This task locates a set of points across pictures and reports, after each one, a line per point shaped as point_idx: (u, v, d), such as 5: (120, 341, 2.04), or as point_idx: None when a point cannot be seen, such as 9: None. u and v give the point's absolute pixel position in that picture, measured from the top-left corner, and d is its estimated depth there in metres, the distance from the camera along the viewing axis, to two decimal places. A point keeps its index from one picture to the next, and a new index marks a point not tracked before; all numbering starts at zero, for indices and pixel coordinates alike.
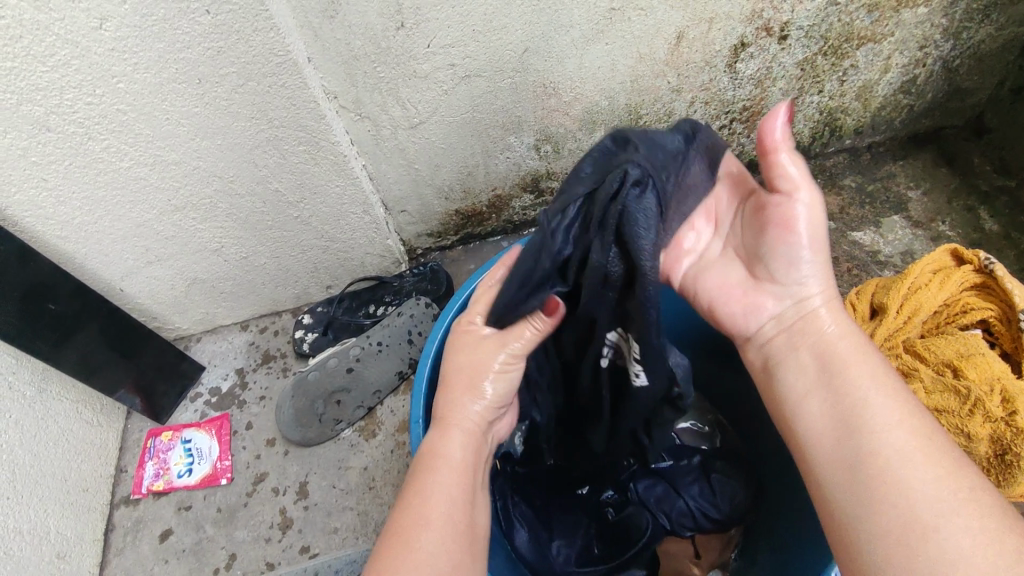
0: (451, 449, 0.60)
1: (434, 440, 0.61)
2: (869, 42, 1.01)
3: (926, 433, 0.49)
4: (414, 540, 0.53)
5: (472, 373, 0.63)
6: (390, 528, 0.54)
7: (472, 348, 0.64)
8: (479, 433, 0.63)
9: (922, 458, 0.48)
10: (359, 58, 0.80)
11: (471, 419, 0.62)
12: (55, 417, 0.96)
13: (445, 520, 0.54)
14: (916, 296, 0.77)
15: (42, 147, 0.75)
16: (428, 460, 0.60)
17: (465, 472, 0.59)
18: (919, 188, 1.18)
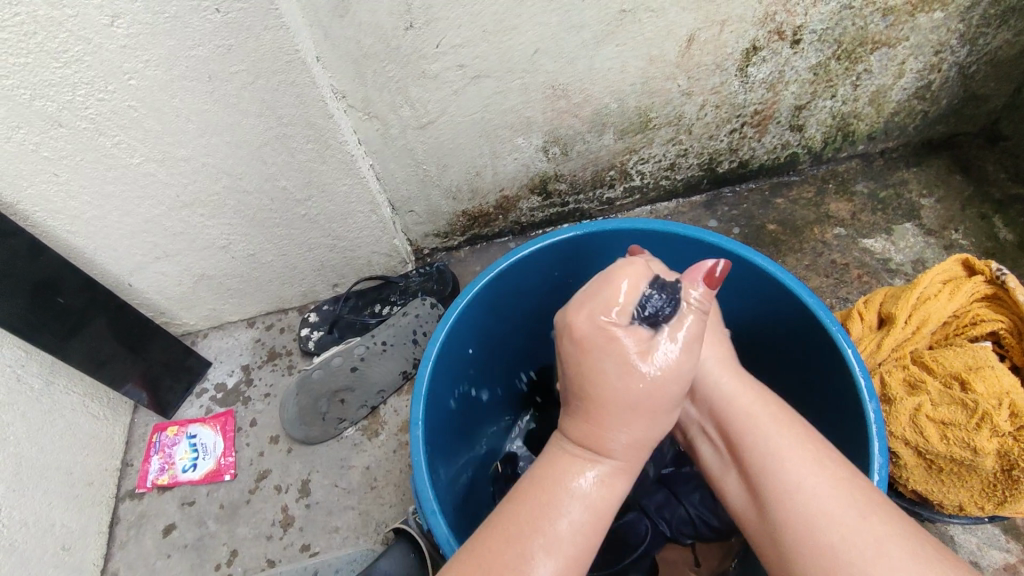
0: (578, 481, 0.51)
1: (561, 465, 0.53)
2: (884, 46, 1.00)
3: (882, 513, 0.48)
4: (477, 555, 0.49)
5: (620, 395, 0.51)
6: (427, 539, 0.52)
7: (614, 354, 0.51)
8: (627, 470, 0.53)
9: (860, 508, 0.49)
10: (368, 57, 0.80)
11: (627, 450, 0.52)
12: (62, 410, 0.97)
13: (490, 529, 0.50)
14: (924, 306, 0.75)
15: (53, 142, 0.75)
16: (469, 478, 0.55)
17: (530, 491, 0.53)
18: (932, 195, 1.16)
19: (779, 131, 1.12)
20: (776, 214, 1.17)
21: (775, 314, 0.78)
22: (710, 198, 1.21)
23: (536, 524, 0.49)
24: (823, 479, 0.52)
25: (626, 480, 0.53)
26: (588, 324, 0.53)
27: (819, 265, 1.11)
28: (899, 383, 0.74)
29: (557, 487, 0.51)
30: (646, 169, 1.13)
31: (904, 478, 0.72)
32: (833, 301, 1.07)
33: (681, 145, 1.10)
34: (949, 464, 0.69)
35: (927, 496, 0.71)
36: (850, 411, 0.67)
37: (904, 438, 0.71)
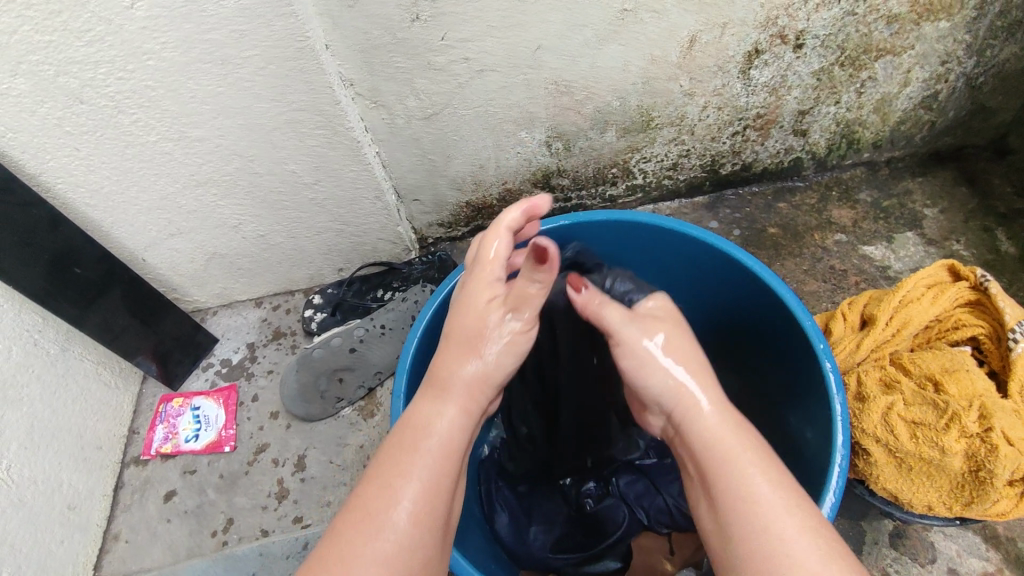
0: (439, 422, 0.58)
1: (421, 408, 0.60)
2: (888, 54, 1.01)
3: (812, 527, 0.48)
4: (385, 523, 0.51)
5: (463, 329, 0.62)
6: (352, 508, 0.53)
7: (472, 296, 0.63)
8: (465, 405, 0.60)
9: (810, 536, 0.47)
10: (376, 48, 0.83)
11: (467, 383, 0.60)
12: (74, 375, 1.01)
13: (420, 506, 0.52)
14: (905, 309, 0.80)
15: (75, 118, 0.80)
16: (407, 432, 0.57)
17: (446, 459, 0.56)
18: (936, 206, 1.16)
19: (782, 136, 1.13)
20: (778, 218, 1.18)
21: (755, 309, 0.81)
22: (712, 200, 1.22)
23: (413, 443, 0.56)
24: (765, 488, 0.50)
25: (468, 424, 0.59)
26: (477, 295, 0.63)
27: (818, 269, 1.11)
28: (875, 382, 0.77)
29: (431, 437, 0.56)
30: (649, 168, 1.15)
31: (874, 476, 0.73)
32: (829, 306, 1.07)
33: (683, 145, 1.11)
34: (919, 463, 0.71)
35: (896, 496, 0.73)
36: (818, 405, 0.71)
37: (875, 435, 0.74)
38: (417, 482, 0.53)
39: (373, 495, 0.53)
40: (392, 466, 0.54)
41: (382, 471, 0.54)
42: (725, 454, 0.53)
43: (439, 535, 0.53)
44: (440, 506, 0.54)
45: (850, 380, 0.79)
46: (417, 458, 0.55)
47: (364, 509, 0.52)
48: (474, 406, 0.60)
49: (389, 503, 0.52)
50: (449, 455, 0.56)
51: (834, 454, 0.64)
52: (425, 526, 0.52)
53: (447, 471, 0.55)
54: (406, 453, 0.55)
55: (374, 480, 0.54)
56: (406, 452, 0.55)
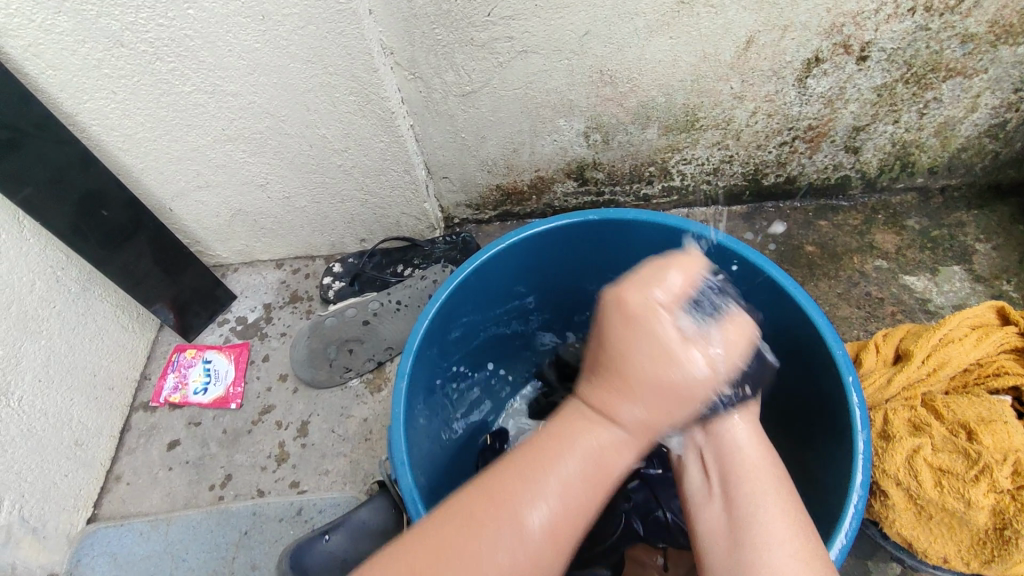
0: (599, 438, 0.49)
1: (580, 423, 0.50)
2: (958, 76, 0.95)
3: (803, 534, 0.48)
4: (518, 531, 0.44)
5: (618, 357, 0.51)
6: (482, 495, 0.46)
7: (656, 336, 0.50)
8: (637, 443, 0.50)
9: (797, 544, 0.47)
10: (419, 18, 0.81)
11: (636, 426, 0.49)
12: (94, 315, 1.02)
13: (561, 516, 0.46)
14: (945, 349, 0.75)
15: (113, 60, 0.79)
16: (551, 439, 0.49)
17: (601, 483, 0.48)
18: (990, 242, 1.09)
19: (832, 151, 1.08)
20: (817, 236, 1.13)
21: (782, 329, 0.77)
22: (750, 210, 1.18)
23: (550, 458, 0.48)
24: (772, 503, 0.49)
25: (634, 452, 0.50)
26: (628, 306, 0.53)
27: (852, 294, 1.06)
28: (902, 422, 0.73)
29: (585, 455, 0.48)
30: (687, 170, 1.11)
31: (890, 520, 0.70)
32: (861, 333, 1.02)
33: (726, 150, 1.07)
34: (940, 513, 0.67)
35: (911, 543, 0.69)
36: (838, 439, 0.67)
37: (896, 478, 0.70)
38: (553, 503, 0.46)
39: (511, 495, 0.46)
40: (537, 468, 0.47)
41: (516, 472, 0.47)
42: (748, 468, 0.52)
43: (566, 550, 0.47)
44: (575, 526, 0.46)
45: (875, 416, 0.75)
46: (560, 473, 0.47)
47: (487, 503, 0.46)
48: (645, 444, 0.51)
49: (527, 504, 0.45)
50: (598, 485, 0.48)
51: (851, 494, 0.60)
52: (557, 543, 0.46)
53: (593, 502, 0.48)
54: (546, 466, 0.47)
55: (492, 478, 0.48)
56: (544, 461, 0.48)
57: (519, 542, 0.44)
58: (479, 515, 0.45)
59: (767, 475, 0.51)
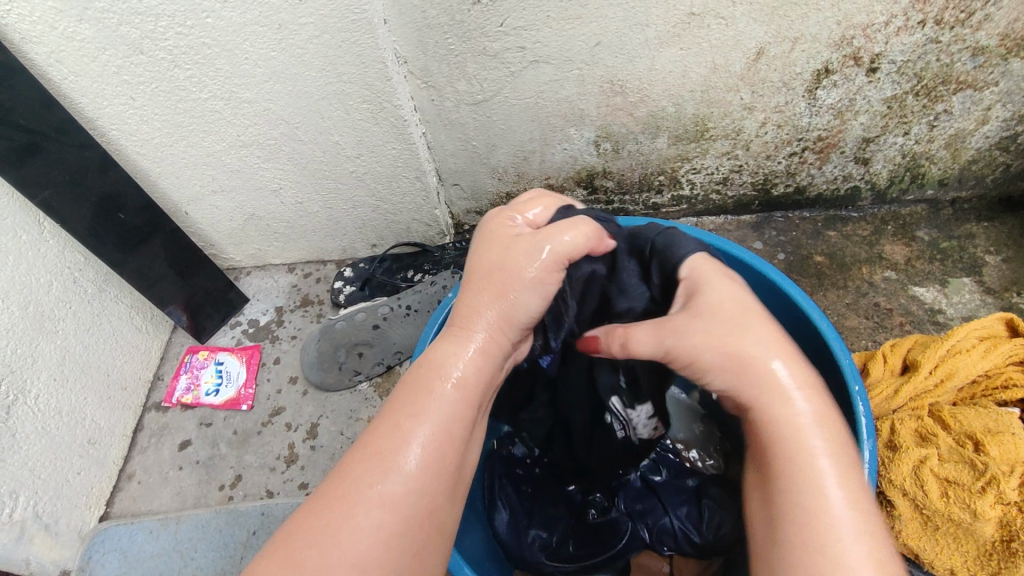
0: (456, 365, 0.53)
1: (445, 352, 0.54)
2: (968, 88, 0.95)
3: (878, 539, 0.43)
4: (360, 504, 0.46)
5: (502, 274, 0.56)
6: (367, 440, 0.49)
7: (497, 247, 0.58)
8: (473, 382, 0.53)
9: (870, 546, 0.43)
10: (433, 28, 0.82)
11: (488, 326, 0.55)
12: (109, 316, 1.04)
13: (434, 450, 0.49)
14: (953, 359, 0.76)
15: (134, 67, 0.81)
16: (422, 388, 0.52)
17: (464, 404, 0.52)
18: (1000, 254, 1.09)
19: (841, 162, 1.08)
20: (826, 247, 1.13)
21: (790, 338, 0.77)
22: (759, 220, 1.18)
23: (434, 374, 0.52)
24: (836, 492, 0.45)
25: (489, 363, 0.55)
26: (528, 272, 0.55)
27: (861, 305, 1.05)
28: (909, 432, 0.73)
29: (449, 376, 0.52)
30: (697, 179, 1.12)
31: (897, 530, 0.70)
32: (869, 344, 1.02)
33: (736, 160, 1.08)
34: (947, 524, 0.67)
35: (917, 554, 0.69)
36: None
37: (902, 488, 0.70)
38: (426, 430, 0.49)
39: (371, 458, 0.48)
40: (406, 411, 0.50)
41: (352, 468, 0.48)
42: (810, 459, 0.47)
43: (448, 482, 0.49)
44: (458, 453, 0.50)
45: (882, 427, 0.75)
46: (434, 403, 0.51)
47: (374, 447, 0.48)
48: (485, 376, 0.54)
49: (400, 448, 0.48)
50: (465, 403, 0.52)
51: None
52: (436, 474, 0.48)
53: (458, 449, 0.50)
54: (415, 411, 0.50)
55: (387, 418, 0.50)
56: (387, 450, 0.48)
57: (357, 514, 0.45)
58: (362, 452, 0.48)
59: (834, 469, 0.46)
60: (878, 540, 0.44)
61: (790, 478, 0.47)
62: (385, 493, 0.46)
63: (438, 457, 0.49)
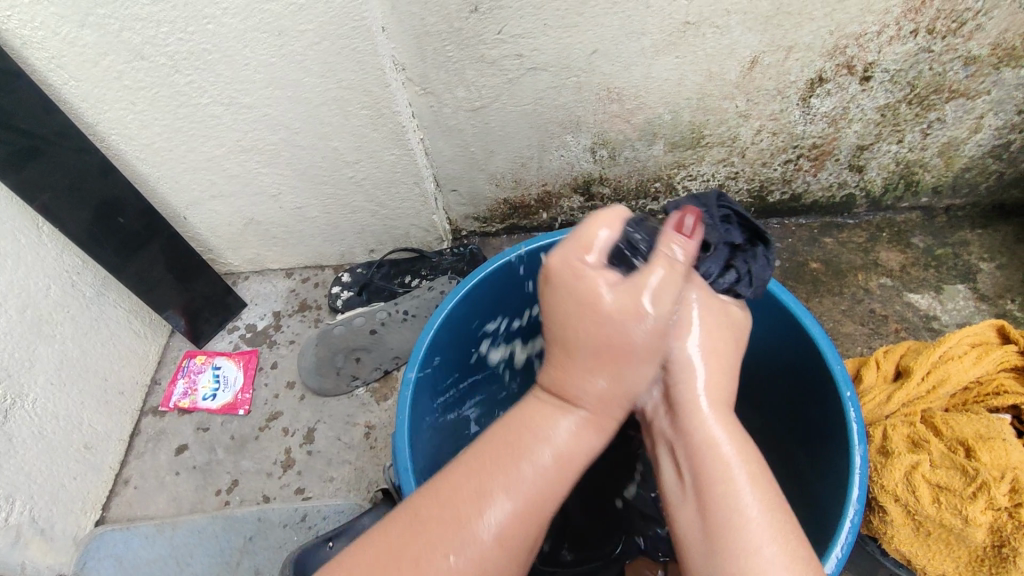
0: (556, 428, 0.52)
1: (536, 412, 0.53)
2: (960, 97, 0.96)
3: (786, 532, 0.48)
4: (432, 561, 0.45)
5: (589, 334, 0.52)
6: (439, 491, 0.49)
7: (582, 295, 0.53)
8: (596, 424, 0.53)
9: (780, 544, 0.47)
10: (431, 35, 0.83)
11: (593, 400, 0.53)
12: (107, 320, 1.05)
13: (512, 521, 0.47)
14: (945, 366, 0.76)
15: (134, 73, 0.82)
16: (527, 437, 0.51)
17: (560, 472, 0.51)
18: (994, 261, 1.09)
19: (836, 169, 1.09)
20: (821, 253, 1.14)
21: (782, 345, 0.78)
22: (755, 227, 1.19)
23: (518, 446, 0.51)
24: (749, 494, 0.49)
25: (597, 431, 0.54)
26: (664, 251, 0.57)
27: (856, 312, 1.06)
28: (901, 438, 0.73)
29: (545, 445, 0.51)
30: (693, 186, 1.12)
31: (888, 536, 0.70)
32: (864, 350, 1.02)
33: (732, 167, 1.08)
34: (938, 530, 0.68)
35: (909, 560, 0.70)
36: (837, 454, 0.68)
37: (894, 493, 0.70)
38: (519, 498, 0.48)
39: (444, 522, 0.46)
40: (491, 471, 0.49)
41: (427, 514, 0.47)
42: (722, 466, 0.52)
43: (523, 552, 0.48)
44: (535, 531, 0.49)
45: (874, 432, 0.76)
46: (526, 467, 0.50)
47: (453, 509, 0.47)
48: (605, 421, 0.54)
49: (479, 509, 0.47)
50: (560, 476, 0.51)
51: (847, 508, 0.61)
52: (507, 548, 0.47)
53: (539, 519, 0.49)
54: (512, 463, 0.49)
55: (462, 473, 0.49)
56: (478, 497, 0.47)
57: (445, 560, 0.45)
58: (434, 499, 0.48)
59: (744, 470, 0.51)
60: (785, 533, 0.48)
61: (709, 484, 0.51)
62: (462, 547, 0.45)
63: (519, 541, 0.48)
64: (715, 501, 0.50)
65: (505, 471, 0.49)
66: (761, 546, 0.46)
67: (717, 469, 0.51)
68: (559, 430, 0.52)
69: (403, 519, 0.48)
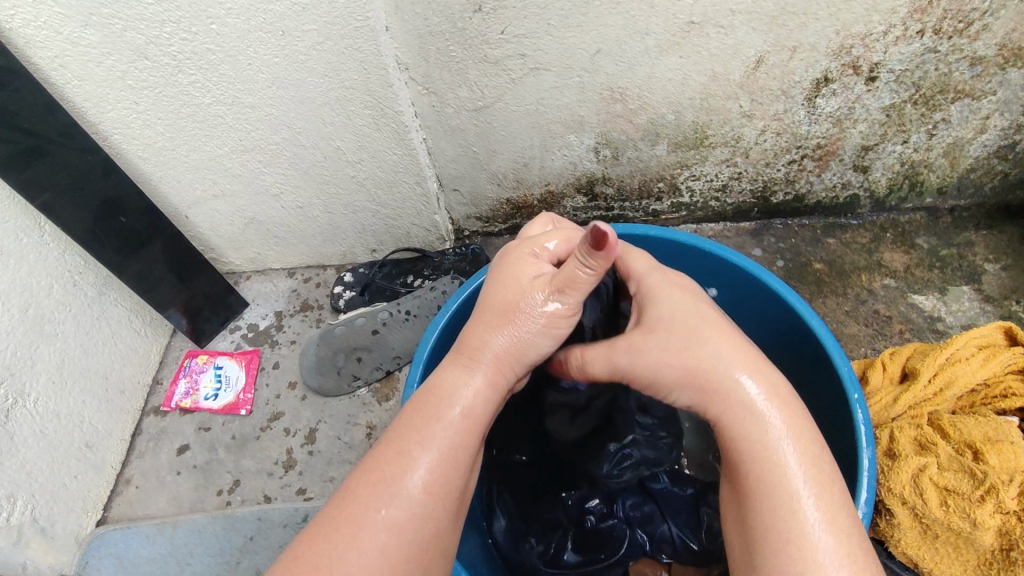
0: (465, 390, 0.54)
1: (447, 376, 0.56)
2: (966, 97, 0.95)
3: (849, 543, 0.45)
4: (364, 520, 0.46)
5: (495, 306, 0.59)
6: (368, 468, 0.49)
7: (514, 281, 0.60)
8: (495, 382, 0.56)
9: (847, 561, 0.44)
10: (434, 35, 0.83)
11: (498, 359, 0.57)
12: (108, 320, 1.04)
13: (437, 474, 0.49)
14: (951, 368, 0.76)
15: (137, 72, 0.82)
16: (438, 404, 0.53)
17: (468, 431, 0.53)
18: (998, 262, 1.09)
19: (841, 170, 1.08)
20: (825, 254, 1.13)
21: (788, 346, 0.78)
22: (758, 227, 1.19)
23: (437, 410, 0.52)
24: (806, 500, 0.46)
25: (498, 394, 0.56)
26: (572, 267, 0.55)
27: (860, 312, 1.06)
28: (909, 440, 0.73)
29: (458, 407, 0.53)
30: (696, 186, 1.12)
31: (896, 539, 0.71)
32: (868, 351, 1.02)
33: (735, 167, 1.08)
34: (946, 533, 0.68)
35: (917, 563, 0.71)
36: (845, 457, 0.67)
37: (901, 496, 0.70)
38: (435, 450, 0.50)
39: (368, 483, 0.48)
40: (412, 435, 0.51)
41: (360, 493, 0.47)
42: (776, 472, 0.47)
43: (454, 503, 0.50)
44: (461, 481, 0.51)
45: (881, 434, 0.75)
46: (439, 429, 0.51)
47: (379, 473, 0.48)
48: (502, 380, 0.57)
49: (403, 468, 0.48)
50: (471, 430, 0.53)
51: (856, 511, 0.60)
52: (439, 497, 0.49)
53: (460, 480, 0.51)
54: (426, 427, 0.51)
55: (386, 449, 0.50)
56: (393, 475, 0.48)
57: (371, 526, 0.46)
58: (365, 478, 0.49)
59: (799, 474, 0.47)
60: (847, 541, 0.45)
61: (761, 492, 0.47)
62: (386, 517, 0.46)
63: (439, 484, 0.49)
64: (769, 511, 0.46)
65: (422, 435, 0.50)
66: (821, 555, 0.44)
67: (767, 472, 0.48)
68: (469, 394, 0.54)
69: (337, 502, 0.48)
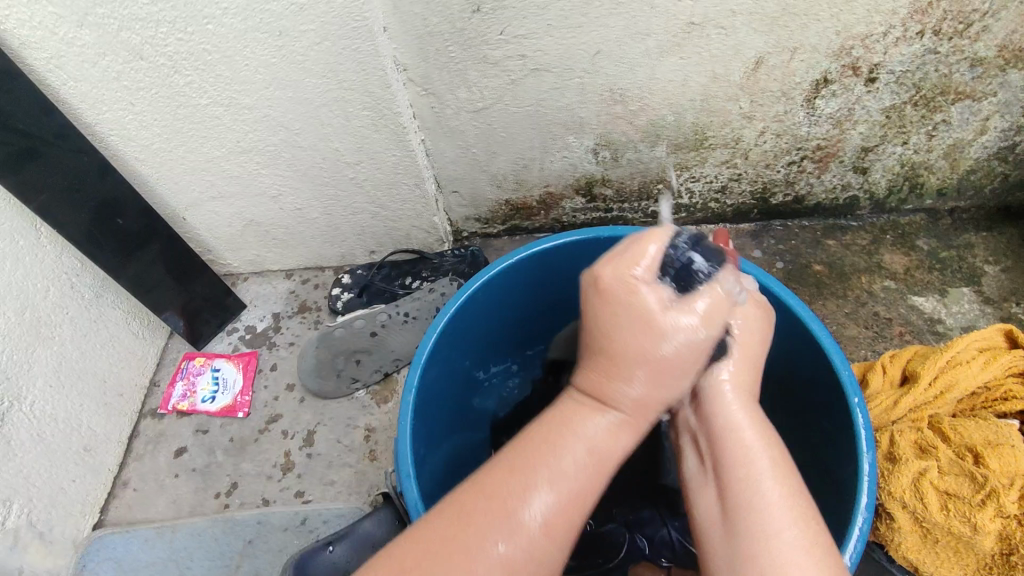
0: (590, 425, 0.53)
1: (572, 410, 0.55)
2: (966, 98, 0.95)
3: (810, 525, 0.48)
4: (480, 550, 0.45)
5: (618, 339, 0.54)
6: (474, 499, 0.48)
7: (634, 307, 0.54)
8: (632, 424, 0.54)
9: (801, 529, 0.48)
10: (433, 35, 0.82)
11: (631, 404, 0.54)
12: (106, 322, 1.04)
13: (556, 508, 0.48)
14: (952, 372, 0.75)
15: (134, 73, 0.81)
16: (554, 436, 0.52)
17: (597, 470, 0.51)
18: (999, 264, 1.09)
19: (841, 171, 1.08)
20: (825, 256, 1.13)
21: (788, 348, 0.77)
22: (758, 229, 1.18)
23: (556, 443, 0.51)
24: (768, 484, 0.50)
25: (631, 434, 0.54)
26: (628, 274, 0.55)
27: (860, 314, 1.05)
28: (909, 444, 0.73)
29: (582, 443, 0.52)
30: (696, 188, 1.12)
31: (896, 543, 0.70)
32: (868, 353, 1.01)
33: (735, 169, 1.08)
34: (947, 537, 0.68)
35: (916, 567, 0.70)
36: (846, 461, 0.67)
37: (902, 500, 0.70)
38: (555, 489, 0.48)
39: (487, 511, 0.47)
40: (532, 465, 0.49)
41: (447, 522, 0.47)
42: (744, 461, 0.52)
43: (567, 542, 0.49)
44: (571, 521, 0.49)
45: (881, 438, 0.75)
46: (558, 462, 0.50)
47: (497, 499, 0.47)
48: (641, 422, 0.55)
49: (524, 500, 0.48)
50: (598, 471, 0.51)
51: (856, 516, 0.60)
52: (553, 534, 0.48)
53: (570, 522, 0.49)
54: (541, 462, 0.50)
55: (494, 479, 0.49)
56: (506, 499, 0.48)
57: (485, 554, 0.45)
58: (480, 501, 0.47)
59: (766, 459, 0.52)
60: (812, 530, 0.48)
61: (728, 476, 0.52)
62: (497, 549, 0.45)
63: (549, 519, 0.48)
64: (738, 495, 0.51)
65: (538, 469, 0.49)
66: (774, 533, 0.48)
67: (737, 459, 0.53)
68: (592, 429, 0.53)
69: (444, 515, 0.48)
